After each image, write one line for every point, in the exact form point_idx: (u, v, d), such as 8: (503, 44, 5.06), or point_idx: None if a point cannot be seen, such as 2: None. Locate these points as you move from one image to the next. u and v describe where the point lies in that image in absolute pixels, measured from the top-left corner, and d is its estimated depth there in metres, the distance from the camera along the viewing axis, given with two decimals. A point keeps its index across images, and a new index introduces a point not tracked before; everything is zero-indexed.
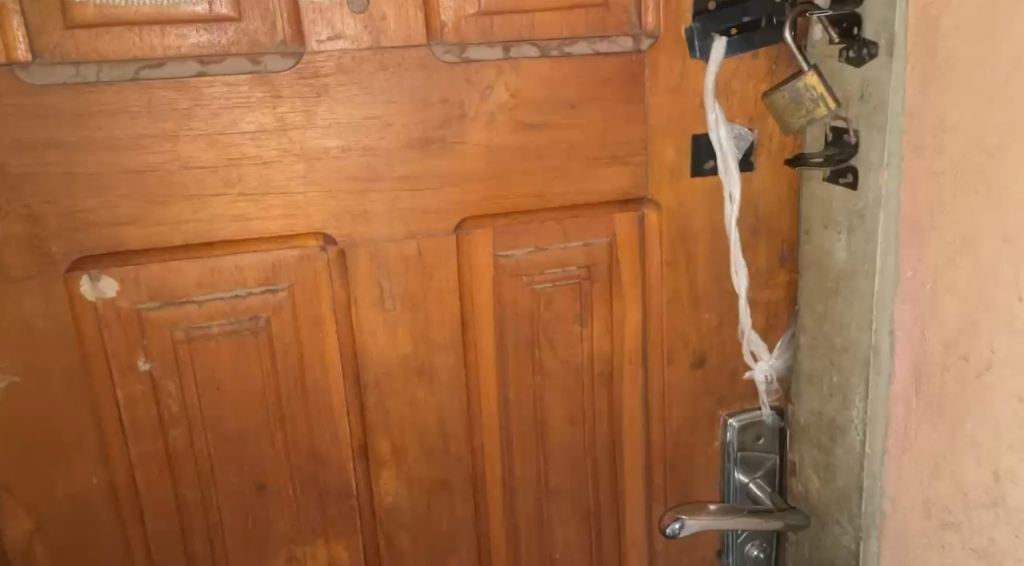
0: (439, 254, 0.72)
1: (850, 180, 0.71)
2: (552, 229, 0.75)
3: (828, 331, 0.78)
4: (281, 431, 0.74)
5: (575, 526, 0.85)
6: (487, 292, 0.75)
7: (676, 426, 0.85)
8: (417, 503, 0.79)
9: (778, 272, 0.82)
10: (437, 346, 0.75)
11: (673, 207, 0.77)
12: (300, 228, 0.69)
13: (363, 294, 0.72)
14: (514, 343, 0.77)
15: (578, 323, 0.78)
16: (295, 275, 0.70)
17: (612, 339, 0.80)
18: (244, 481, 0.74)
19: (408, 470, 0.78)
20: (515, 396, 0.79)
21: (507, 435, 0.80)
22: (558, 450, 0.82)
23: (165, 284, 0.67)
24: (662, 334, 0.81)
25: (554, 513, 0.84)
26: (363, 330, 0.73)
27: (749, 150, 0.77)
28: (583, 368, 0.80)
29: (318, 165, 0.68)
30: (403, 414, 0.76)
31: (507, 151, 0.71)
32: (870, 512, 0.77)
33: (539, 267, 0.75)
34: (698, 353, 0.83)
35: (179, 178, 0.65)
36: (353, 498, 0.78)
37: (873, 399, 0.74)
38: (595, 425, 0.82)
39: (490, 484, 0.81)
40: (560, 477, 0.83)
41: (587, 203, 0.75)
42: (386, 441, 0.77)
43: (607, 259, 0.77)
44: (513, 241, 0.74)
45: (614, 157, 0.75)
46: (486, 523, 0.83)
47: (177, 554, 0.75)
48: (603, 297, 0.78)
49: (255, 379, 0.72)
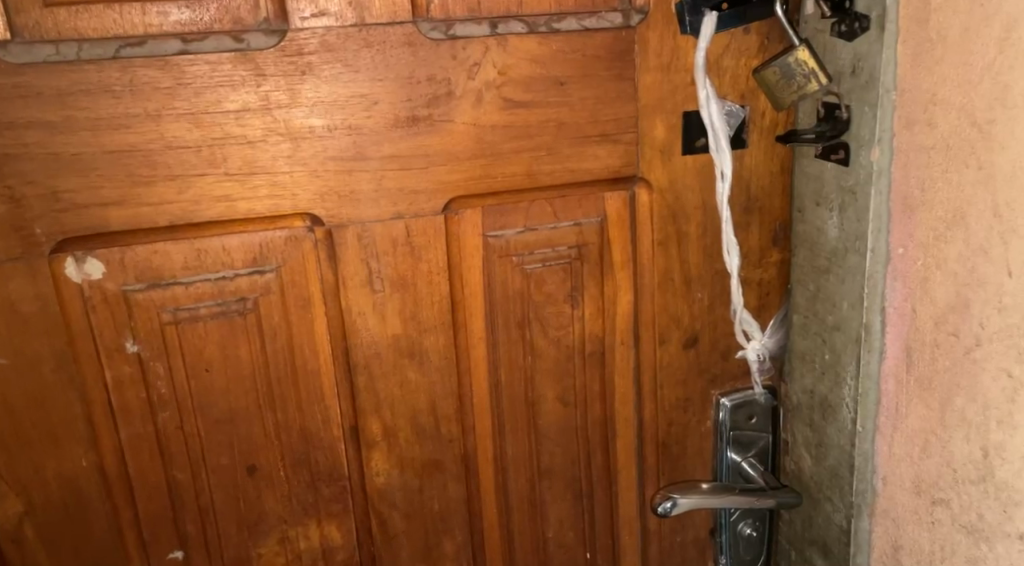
0: (428, 235, 0.72)
1: (841, 156, 0.71)
2: (543, 209, 0.74)
3: (821, 309, 0.77)
4: (271, 412, 0.74)
5: (567, 505, 0.86)
6: (477, 272, 0.74)
7: (668, 406, 0.85)
8: (408, 485, 0.79)
9: (771, 250, 0.82)
10: (427, 327, 0.75)
11: (664, 186, 0.77)
12: (287, 208, 0.68)
13: (351, 275, 0.71)
14: (504, 322, 0.77)
15: (570, 304, 0.78)
16: (283, 256, 0.69)
17: (603, 318, 0.80)
18: (235, 462, 0.74)
19: (399, 451, 0.78)
20: (506, 377, 0.79)
21: (498, 417, 0.80)
22: (550, 430, 0.82)
23: (151, 266, 0.67)
24: (653, 313, 0.81)
25: (546, 493, 0.84)
26: (352, 312, 0.72)
27: (741, 128, 0.76)
28: (575, 349, 0.80)
29: (304, 145, 0.67)
30: (394, 396, 0.76)
31: (495, 130, 0.71)
32: (862, 490, 0.76)
33: (528, 247, 0.75)
34: (689, 333, 0.83)
35: (163, 158, 0.64)
36: (344, 479, 0.78)
37: (864, 378, 0.73)
38: (586, 406, 0.82)
39: (482, 464, 0.81)
40: (552, 457, 0.83)
41: (576, 182, 0.75)
42: (377, 423, 0.77)
43: (598, 238, 0.77)
44: (501, 221, 0.74)
45: (604, 135, 0.74)
46: (479, 504, 0.83)
47: (169, 535, 0.75)
48: (594, 277, 0.78)
49: (244, 360, 0.71)
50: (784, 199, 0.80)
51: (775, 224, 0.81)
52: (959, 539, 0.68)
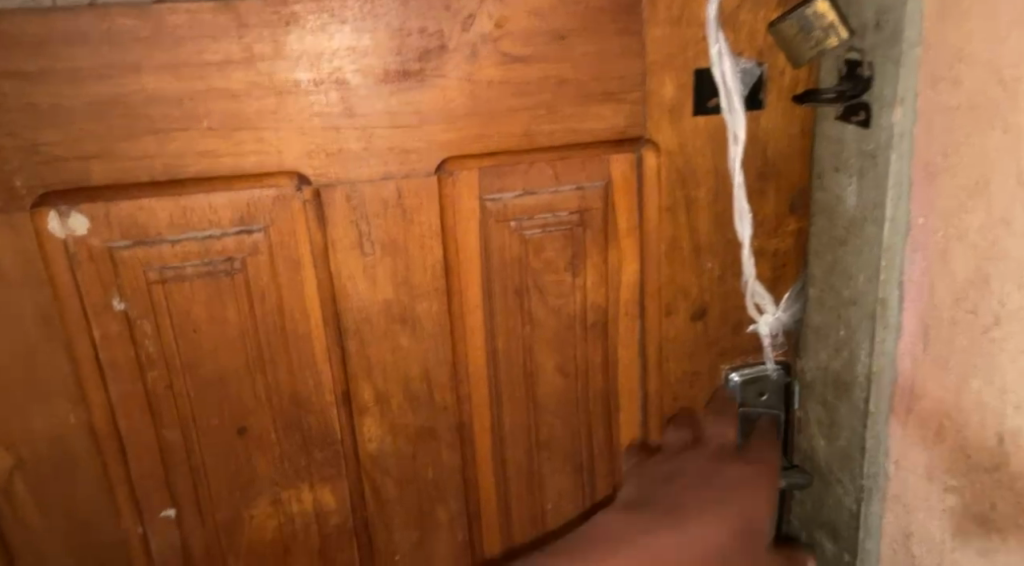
0: (420, 197, 0.69)
1: (862, 118, 0.66)
2: (542, 171, 0.71)
3: (837, 282, 0.73)
4: (260, 375, 0.72)
5: (567, 477, 0.83)
6: (474, 236, 0.72)
7: (674, 380, 0.82)
8: (402, 452, 0.78)
9: (788, 219, 0.78)
10: (420, 292, 0.72)
11: (673, 149, 0.73)
12: (273, 166, 0.66)
13: (340, 237, 0.69)
14: (501, 289, 0.74)
15: (570, 272, 0.75)
16: (271, 216, 0.67)
17: (607, 288, 0.76)
18: (225, 424, 0.73)
19: (392, 418, 0.76)
20: (504, 345, 0.76)
21: (496, 387, 0.78)
22: (549, 401, 0.80)
23: (136, 223, 0.65)
24: (660, 284, 0.77)
25: (544, 464, 0.82)
26: (342, 275, 0.70)
27: (757, 87, 0.72)
28: (577, 319, 0.77)
29: (289, 100, 0.64)
30: (386, 361, 0.74)
31: (491, 87, 0.67)
32: (872, 474, 0.72)
33: (527, 211, 0.72)
34: (698, 304, 0.79)
35: (144, 111, 0.63)
36: (337, 444, 0.76)
37: (878, 355, 0.68)
38: (587, 377, 0.80)
39: (477, 433, 0.79)
40: (551, 428, 0.81)
41: (579, 143, 0.71)
42: (369, 389, 0.75)
43: (602, 203, 0.73)
44: (499, 184, 0.70)
45: (608, 93, 0.70)
46: (474, 473, 0.81)
47: (161, 493, 0.74)
48: (597, 244, 0.75)
49: (232, 321, 0.70)
50: (803, 164, 0.76)
51: (793, 191, 0.77)
52: (971, 529, 0.64)
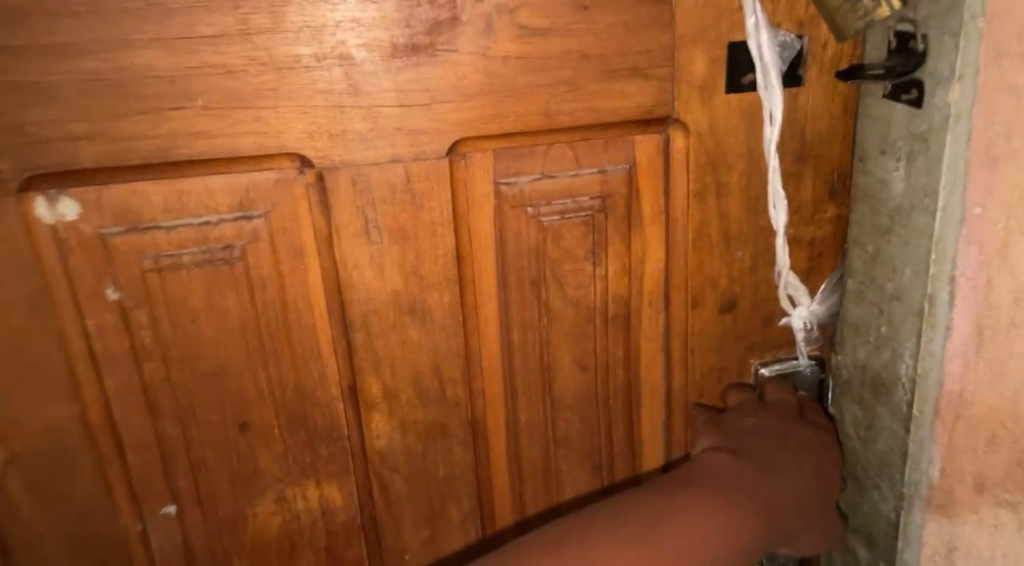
0: (430, 181, 0.65)
1: (914, 97, 0.60)
2: (562, 153, 0.66)
3: (879, 274, 0.68)
4: (263, 367, 0.68)
5: (585, 476, 0.79)
6: (488, 224, 0.67)
7: (700, 374, 0.77)
8: (411, 449, 0.74)
9: (825, 205, 0.72)
10: (430, 282, 0.68)
11: (703, 130, 0.68)
12: (273, 148, 0.62)
13: (345, 224, 0.65)
14: (517, 280, 0.69)
15: (590, 261, 0.70)
16: (272, 201, 0.63)
17: (630, 280, 0.72)
18: (226, 418, 0.70)
19: (401, 413, 0.72)
20: (520, 338, 0.72)
21: (511, 381, 0.74)
22: (567, 396, 0.75)
23: (129, 208, 0.61)
24: (685, 275, 0.73)
25: (562, 462, 0.78)
26: (347, 264, 0.66)
27: (797, 62, 0.66)
28: (597, 311, 0.72)
29: (290, 77, 0.60)
30: (395, 354, 0.70)
31: (507, 62, 0.62)
32: (914, 481, 0.67)
33: (545, 197, 0.67)
34: (728, 295, 0.74)
35: (134, 88, 0.58)
36: (344, 440, 0.72)
37: (924, 355, 0.63)
38: (608, 372, 0.75)
39: (491, 429, 0.75)
40: (569, 424, 0.76)
41: (602, 124, 0.66)
42: (377, 384, 0.71)
43: (626, 188, 0.68)
44: (515, 166, 0.66)
45: (634, 69, 0.65)
46: (487, 470, 0.77)
47: (160, 489, 0.71)
48: (620, 231, 0.70)
49: (232, 311, 0.66)
50: (843, 147, 0.70)
51: (831, 176, 0.71)
52: None
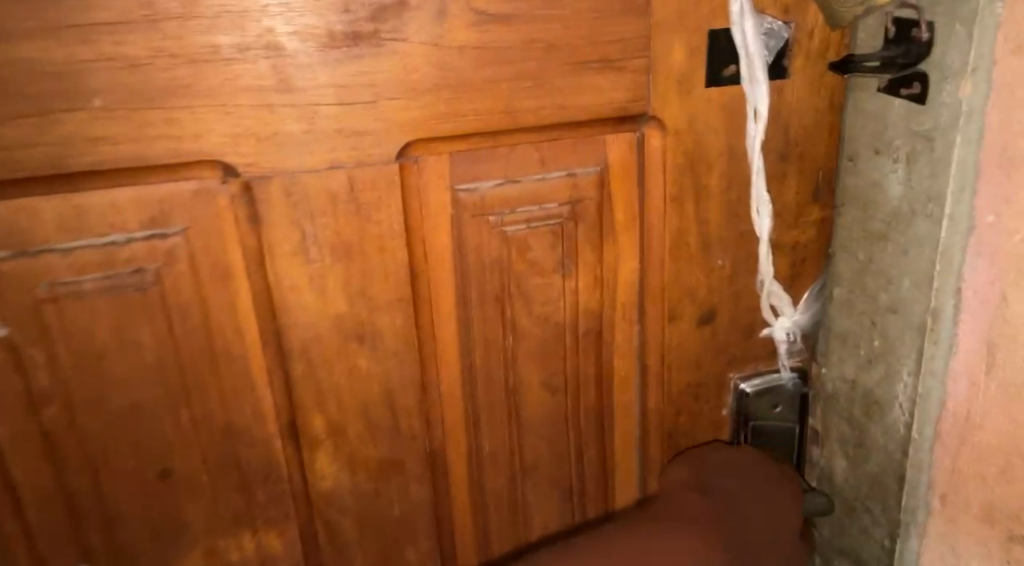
0: (377, 190, 0.56)
1: (916, 91, 0.54)
2: (527, 155, 0.58)
3: (872, 284, 0.62)
4: (186, 407, 0.59)
5: (554, 504, 0.72)
6: (445, 236, 0.59)
7: (675, 393, 0.71)
8: (362, 490, 0.65)
9: (810, 207, 0.66)
10: (380, 304, 0.59)
11: (682, 128, 0.61)
12: (190, 154, 0.52)
13: (279, 240, 0.56)
14: (479, 297, 0.62)
15: (560, 273, 0.63)
16: (191, 216, 0.54)
17: (602, 290, 0.65)
18: (144, 466, 0.60)
19: (350, 450, 0.63)
20: (482, 359, 0.64)
21: (473, 407, 0.66)
22: (534, 420, 0.68)
23: (15, 228, 0.51)
24: (663, 286, 0.66)
25: (529, 492, 0.71)
26: (282, 285, 0.57)
27: (782, 52, 0.60)
28: (567, 327, 0.65)
29: (207, 71, 0.50)
30: (340, 387, 0.61)
31: (464, 53, 0.54)
32: (912, 507, 0.62)
33: (508, 204, 0.59)
34: (707, 307, 0.68)
35: (15, 85, 0.48)
36: (284, 482, 0.63)
37: (925, 374, 0.58)
38: (578, 393, 0.68)
39: (451, 461, 0.67)
40: (537, 450, 0.69)
41: (571, 122, 0.58)
42: (321, 421, 0.62)
43: (597, 192, 0.61)
44: (474, 170, 0.58)
45: (606, 60, 0.57)
46: (448, 505, 0.69)
47: (68, 550, 0.61)
48: (591, 240, 0.63)
49: (147, 345, 0.56)
50: (830, 144, 0.64)
51: (817, 175, 0.65)
52: None
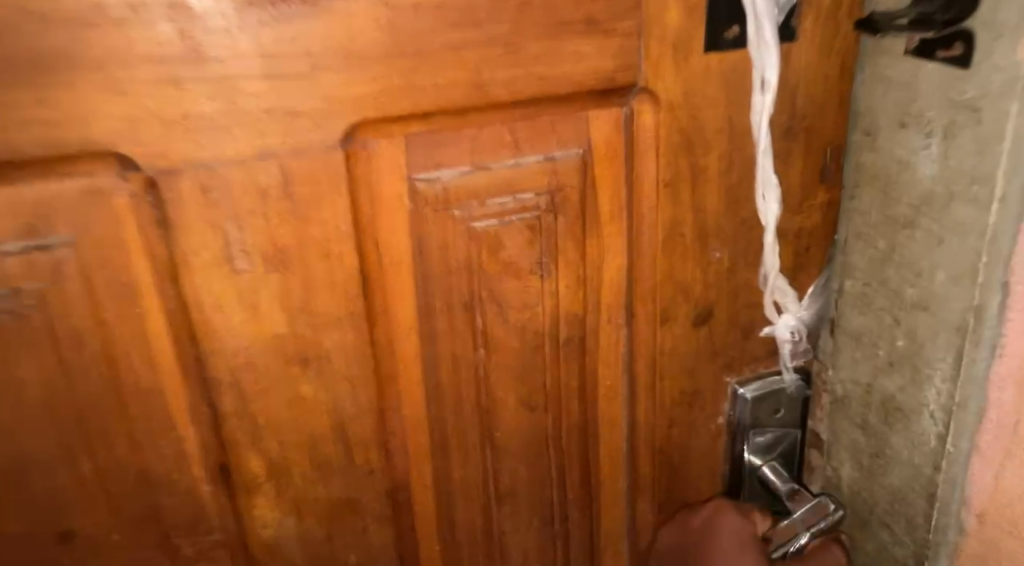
0: (317, 183, 0.45)
1: (958, 53, 0.46)
2: (497, 136, 0.47)
3: (895, 276, 0.54)
4: (87, 454, 0.48)
5: (535, 532, 0.61)
6: (401, 235, 0.47)
7: (669, 402, 0.60)
8: (312, 536, 0.54)
9: (818, 188, 0.57)
10: (323, 321, 0.48)
11: (677, 103, 0.50)
12: (76, 143, 0.41)
13: (196, 250, 0.45)
14: (445, 305, 0.50)
15: (538, 274, 0.51)
16: (82, 221, 0.43)
17: (586, 291, 0.53)
18: (39, 523, 0.49)
19: (294, 493, 0.53)
20: (450, 380, 0.53)
21: (440, 434, 0.54)
22: (511, 443, 0.57)
23: None
24: (654, 285, 0.55)
25: (506, 522, 0.60)
26: (204, 305, 0.46)
27: (790, 12, 0.51)
28: (545, 337, 0.54)
29: (92, 38, 0.39)
30: (280, 420, 0.50)
31: (421, 12, 0.43)
32: (943, 527, 0.55)
33: (477, 195, 0.48)
34: (703, 307, 0.57)
35: None
36: (216, 533, 0.52)
37: (964, 380, 0.50)
38: (561, 408, 0.57)
39: (416, 492, 0.56)
40: (514, 475, 0.58)
41: (547, 96, 0.47)
42: (259, 460, 0.51)
43: (582, 179, 0.50)
44: (436, 156, 0.46)
45: (591, 20, 0.46)
46: (415, 545, 0.58)
47: None
48: (573, 235, 0.51)
49: (33, 382, 0.45)
50: (840, 120, 0.55)
51: (822, 157, 0.56)
52: None
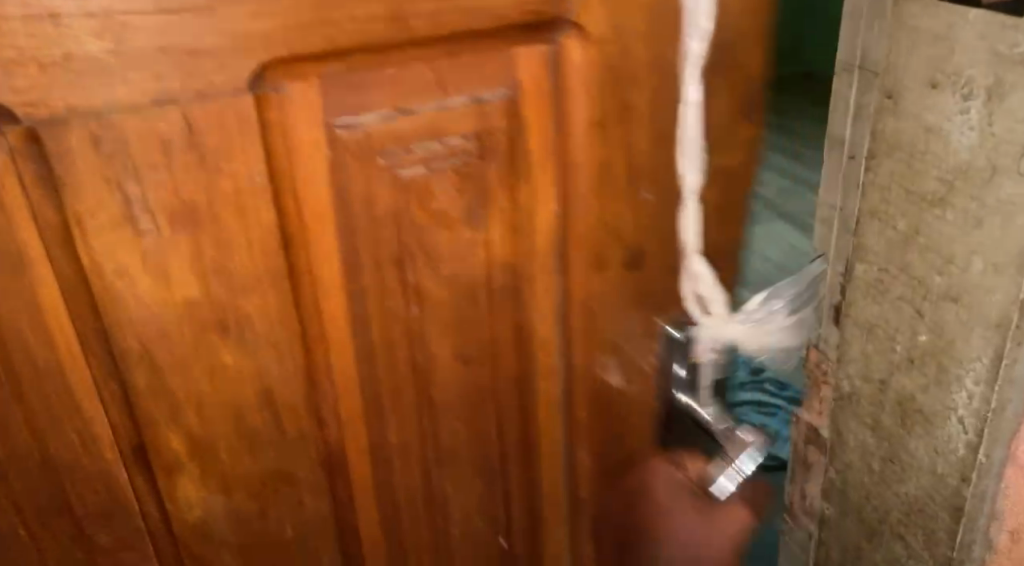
0: (225, 129, 0.39)
1: None
2: (419, 76, 0.41)
3: (920, 266, 0.44)
4: None
5: (475, 491, 0.55)
6: (321, 186, 0.42)
7: (605, 348, 0.53)
8: (245, 516, 0.48)
9: (740, 125, 0.49)
10: (244, 282, 0.42)
11: (607, 35, 0.43)
12: None
13: (92, 207, 0.38)
14: (372, 260, 0.44)
15: (471, 224, 0.46)
16: None
17: (519, 239, 0.48)
18: None
19: (222, 469, 0.47)
20: (382, 339, 0.47)
21: (374, 396, 0.49)
22: (451, 401, 0.51)
23: None
24: (590, 230, 0.49)
25: (446, 483, 0.54)
26: (105, 269, 0.40)
27: None
28: (480, 288, 0.48)
29: None
30: (200, 391, 0.44)
31: None
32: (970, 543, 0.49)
33: (401, 140, 0.42)
34: (637, 248, 0.50)
35: None
36: (136, 519, 0.46)
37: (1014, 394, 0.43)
38: (497, 360, 0.51)
39: (353, 461, 0.50)
40: (455, 435, 0.52)
41: (474, 30, 0.41)
42: (181, 436, 0.45)
43: (510, 122, 0.44)
44: (354, 100, 0.41)
45: None
46: (354, 512, 0.51)
47: None
48: (504, 180, 0.45)
49: None
50: (761, 45, 0.47)
51: (751, 88, 0.48)
52: None
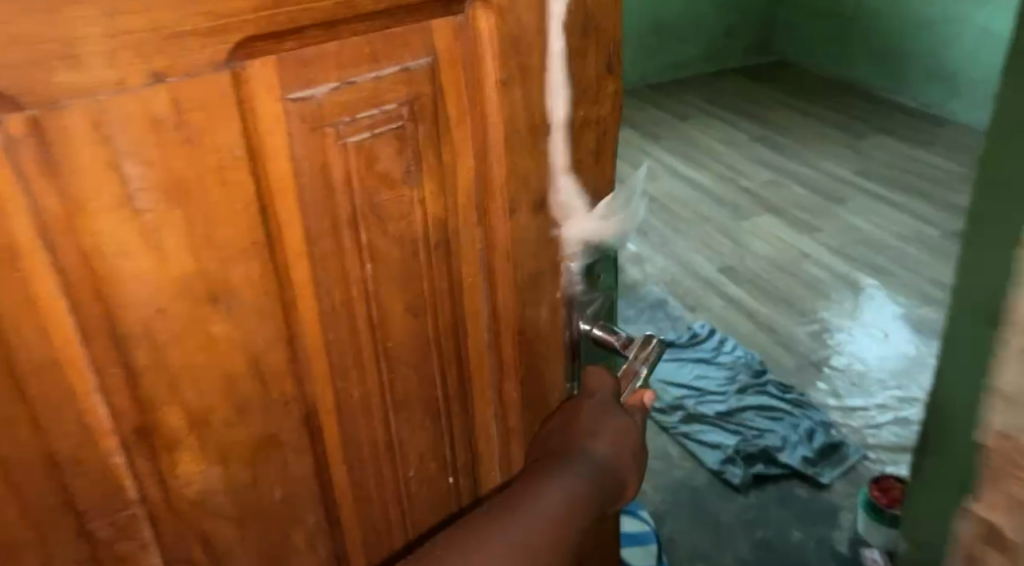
0: (206, 107, 0.43)
1: None
2: (359, 48, 0.47)
3: None
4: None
5: (427, 432, 0.62)
6: (284, 161, 0.47)
7: (520, 286, 0.62)
8: (236, 483, 0.53)
9: (606, 81, 0.61)
10: (230, 251, 0.47)
11: (504, 8, 0.52)
12: None
13: (93, 191, 0.41)
14: (333, 224, 0.50)
15: (407, 183, 0.52)
16: None
17: (445, 197, 0.55)
18: None
19: (217, 440, 0.51)
20: (343, 298, 0.53)
21: (339, 353, 0.55)
22: (403, 350, 0.58)
23: None
24: (501, 181, 0.57)
25: (406, 429, 0.61)
26: (106, 250, 0.42)
27: None
28: (418, 242, 0.55)
29: None
30: (195, 364, 0.48)
31: None
32: None
33: (348, 109, 0.48)
34: (539, 193, 0.60)
35: None
36: (133, 506, 0.48)
37: None
38: (435, 310, 0.58)
39: (323, 418, 0.56)
40: (407, 383, 0.59)
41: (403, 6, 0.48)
42: (178, 412, 0.48)
43: (432, 88, 0.51)
44: (308, 74, 0.46)
45: None
46: (329, 469, 0.58)
47: None
48: (431, 143, 0.53)
49: None
50: (613, 15, 0.59)
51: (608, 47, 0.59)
52: None
